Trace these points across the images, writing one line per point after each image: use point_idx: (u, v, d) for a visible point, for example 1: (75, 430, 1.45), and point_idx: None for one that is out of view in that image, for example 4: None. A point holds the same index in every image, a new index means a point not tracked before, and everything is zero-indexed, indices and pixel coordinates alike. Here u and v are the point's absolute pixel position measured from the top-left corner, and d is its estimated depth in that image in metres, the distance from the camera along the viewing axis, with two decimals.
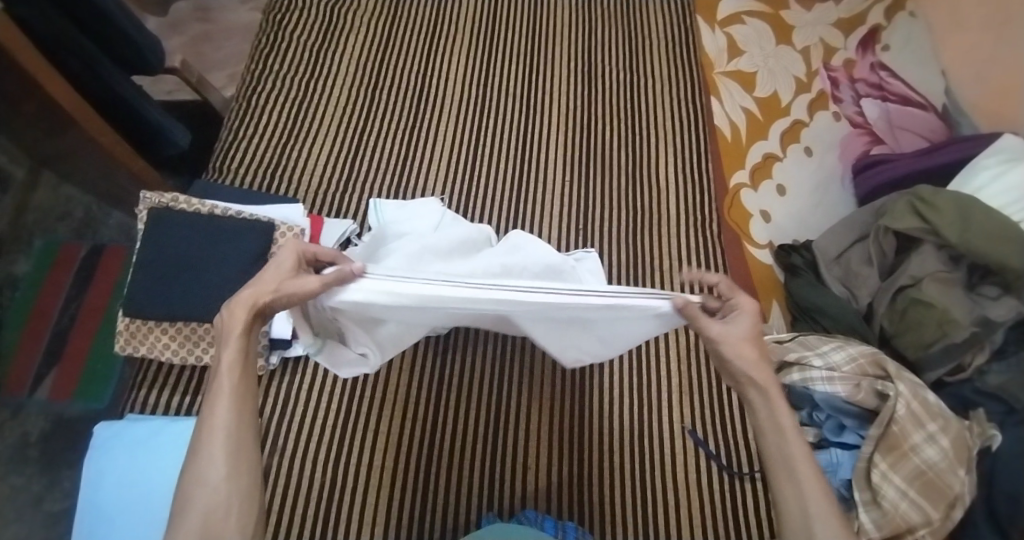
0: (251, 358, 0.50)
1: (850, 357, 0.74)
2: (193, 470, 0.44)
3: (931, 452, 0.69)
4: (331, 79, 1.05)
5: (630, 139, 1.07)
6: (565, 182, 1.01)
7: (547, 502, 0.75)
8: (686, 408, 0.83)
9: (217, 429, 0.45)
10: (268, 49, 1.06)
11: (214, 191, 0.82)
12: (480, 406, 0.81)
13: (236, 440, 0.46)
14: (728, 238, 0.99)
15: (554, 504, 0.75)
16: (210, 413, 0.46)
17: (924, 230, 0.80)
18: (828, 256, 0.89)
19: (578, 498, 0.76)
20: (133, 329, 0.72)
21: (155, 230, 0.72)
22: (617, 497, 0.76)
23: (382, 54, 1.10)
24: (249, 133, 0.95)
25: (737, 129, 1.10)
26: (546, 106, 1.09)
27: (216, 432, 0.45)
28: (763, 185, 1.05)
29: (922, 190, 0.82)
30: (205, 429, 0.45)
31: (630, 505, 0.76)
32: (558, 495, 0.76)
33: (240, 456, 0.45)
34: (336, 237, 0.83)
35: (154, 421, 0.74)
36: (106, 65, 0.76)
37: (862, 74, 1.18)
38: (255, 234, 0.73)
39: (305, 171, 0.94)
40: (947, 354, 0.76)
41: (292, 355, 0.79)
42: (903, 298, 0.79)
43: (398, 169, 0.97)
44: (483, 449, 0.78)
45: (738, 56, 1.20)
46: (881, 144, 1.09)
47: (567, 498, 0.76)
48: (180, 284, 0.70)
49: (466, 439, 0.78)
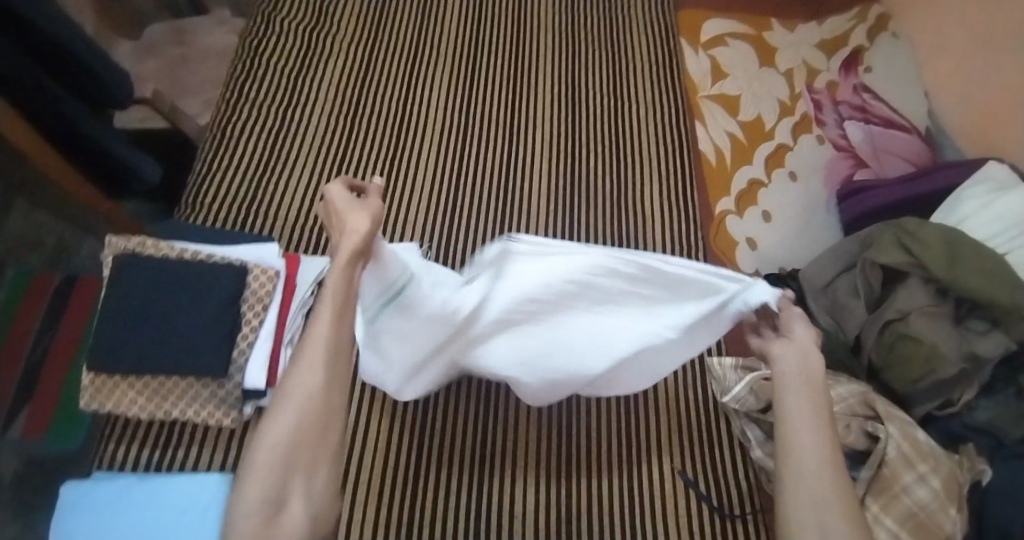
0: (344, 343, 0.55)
1: (840, 398, 0.73)
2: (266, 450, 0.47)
3: (922, 492, 0.67)
4: (309, 107, 1.02)
5: (615, 166, 1.06)
6: (549, 211, 0.99)
7: None
8: (674, 448, 0.83)
9: (322, 337, 0.53)
10: (243, 77, 1.03)
11: (184, 232, 0.79)
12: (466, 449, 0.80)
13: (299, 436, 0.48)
14: (715, 267, 0.98)
15: None
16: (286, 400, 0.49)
17: (911, 264, 0.79)
18: (816, 286, 0.88)
19: None
20: (99, 383, 0.68)
21: (120, 278, 0.69)
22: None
23: (361, 81, 1.07)
24: (222, 166, 0.92)
25: (721, 154, 1.09)
26: (530, 133, 1.08)
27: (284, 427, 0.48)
28: (749, 212, 1.03)
29: (907, 223, 0.82)
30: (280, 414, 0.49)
31: None
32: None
33: (336, 375, 0.52)
34: (314, 276, 0.80)
35: (124, 478, 0.71)
36: (66, 101, 0.73)
37: (846, 96, 1.18)
38: (228, 280, 0.71)
39: (282, 205, 0.91)
40: (937, 389, 0.75)
41: (266, 405, 0.76)
42: (891, 332, 0.78)
43: (378, 201, 0.95)
44: (468, 496, 0.76)
45: (721, 79, 1.19)
46: (865, 167, 1.09)
47: None
48: (146, 336, 0.67)
49: (452, 484, 0.77)
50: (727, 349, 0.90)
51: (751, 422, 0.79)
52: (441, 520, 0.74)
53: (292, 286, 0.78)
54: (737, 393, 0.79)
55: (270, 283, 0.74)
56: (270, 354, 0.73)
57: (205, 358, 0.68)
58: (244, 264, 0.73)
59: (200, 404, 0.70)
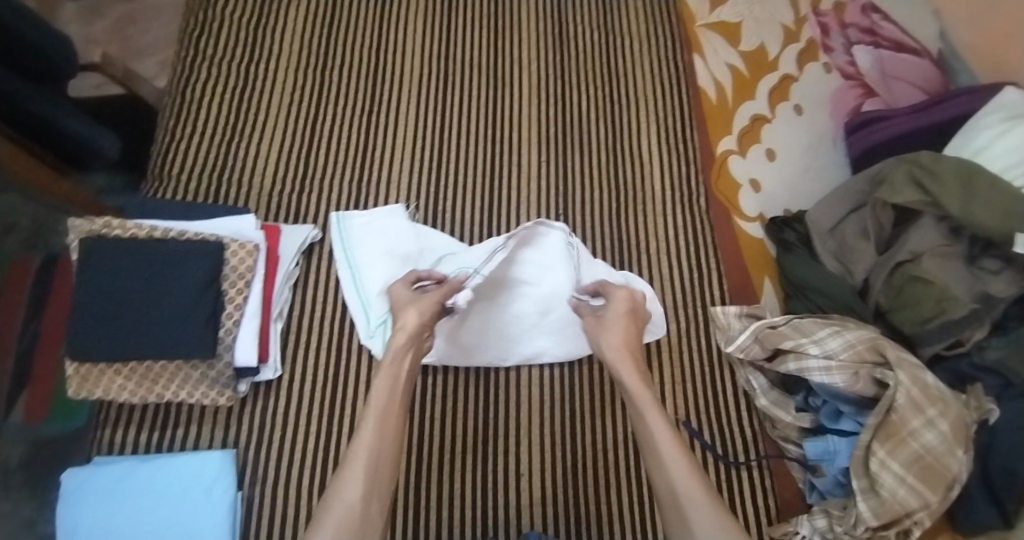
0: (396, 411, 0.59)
1: (848, 344, 0.70)
2: (325, 513, 0.49)
3: (930, 437, 0.65)
4: (276, 61, 0.94)
5: (609, 108, 1.00)
6: (542, 161, 0.94)
7: (545, 511, 0.73)
8: (679, 399, 0.82)
9: (363, 447, 0.54)
10: (200, 30, 0.94)
11: (154, 209, 0.74)
12: (467, 415, 0.78)
13: (359, 504, 0.50)
14: (716, 212, 0.94)
15: (554, 514, 0.73)
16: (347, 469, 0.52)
17: (924, 202, 0.75)
18: (823, 228, 0.85)
19: (579, 504, 0.73)
20: (84, 372, 0.66)
21: (90, 262, 0.65)
22: (616, 502, 0.73)
23: (330, 27, 0.99)
24: (190, 132, 0.86)
25: (722, 90, 1.03)
26: (516, 76, 1.00)
27: (343, 501, 0.50)
28: (751, 151, 0.98)
29: (922, 156, 0.77)
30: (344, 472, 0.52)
31: (632, 506, 0.73)
32: (558, 503, 0.73)
33: (378, 476, 0.53)
34: (297, 248, 0.79)
35: (125, 463, 0.70)
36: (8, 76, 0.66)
37: (854, 18, 1.10)
38: (204, 258, 0.67)
39: (258, 171, 0.86)
40: (946, 331, 0.72)
41: (262, 380, 0.75)
42: (901, 275, 0.76)
43: (360, 161, 0.89)
44: (474, 459, 0.75)
45: (721, 5, 1.10)
46: (874, 96, 1.03)
47: (568, 507, 0.73)
48: (126, 321, 0.64)
49: (455, 450, 0.76)
50: (731, 298, 0.88)
51: (756, 370, 0.81)
52: (446, 487, 0.73)
53: (275, 259, 0.75)
54: (741, 344, 0.78)
55: (250, 258, 0.70)
56: (259, 330, 0.71)
57: (184, 343, 0.64)
58: (219, 239, 0.69)
59: (192, 386, 0.68)
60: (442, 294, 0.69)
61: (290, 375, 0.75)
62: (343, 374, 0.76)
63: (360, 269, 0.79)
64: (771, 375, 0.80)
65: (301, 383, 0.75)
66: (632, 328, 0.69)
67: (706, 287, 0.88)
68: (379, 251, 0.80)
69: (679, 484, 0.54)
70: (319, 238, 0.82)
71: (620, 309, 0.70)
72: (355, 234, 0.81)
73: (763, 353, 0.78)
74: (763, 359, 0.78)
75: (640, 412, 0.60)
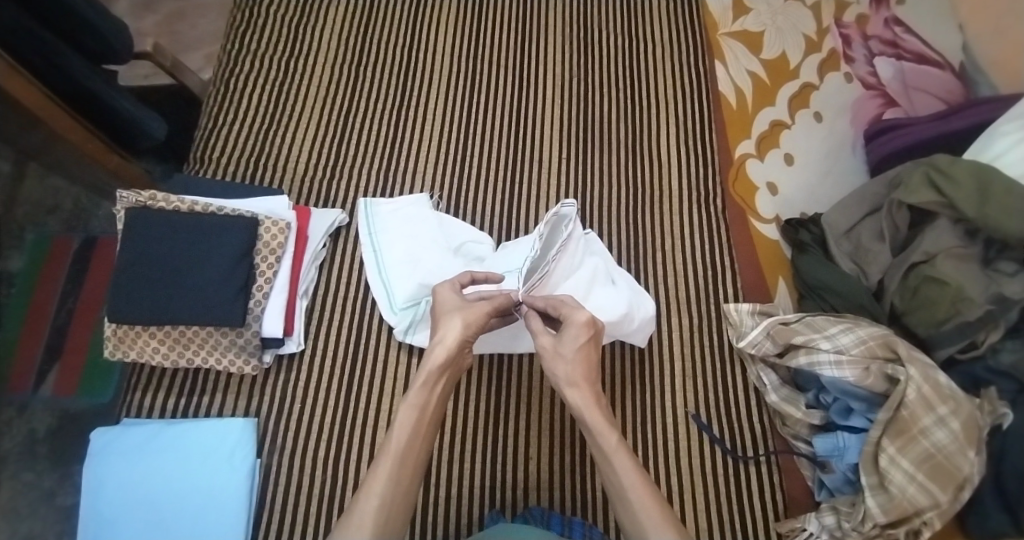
0: (417, 453, 0.56)
1: (859, 339, 0.72)
2: None
3: (940, 435, 0.65)
4: (314, 57, 0.99)
5: (630, 111, 1.02)
6: (562, 159, 0.97)
7: (551, 496, 0.74)
8: (689, 393, 0.83)
9: (375, 493, 0.52)
10: (244, 27, 1.00)
11: (195, 186, 0.79)
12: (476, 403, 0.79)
13: None
14: (733, 214, 0.95)
15: (559, 500, 0.74)
16: (355, 513, 0.51)
17: (940, 203, 0.76)
18: (838, 230, 0.86)
19: (584, 493, 0.74)
20: (121, 334, 0.71)
21: (134, 230, 0.69)
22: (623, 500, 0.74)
23: (365, 27, 1.04)
24: (230, 120, 0.92)
25: (742, 96, 1.05)
26: (540, 78, 1.03)
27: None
28: (769, 155, 1.00)
29: (939, 159, 0.77)
30: (349, 523, 0.50)
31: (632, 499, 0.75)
32: (564, 490, 0.74)
33: (390, 522, 0.51)
34: (325, 229, 0.82)
35: (153, 424, 0.73)
36: (68, 56, 0.72)
37: (876, 30, 1.11)
38: (239, 231, 0.71)
39: (291, 159, 0.90)
40: (960, 333, 0.72)
41: (286, 353, 0.78)
42: (916, 275, 0.76)
43: (387, 153, 0.93)
44: (484, 441, 0.77)
45: (744, 14, 1.13)
46: (895, 106, 1.04)
47: (573, 496, 0.74)
48: (162, 286, 0.68)
49: (466, 433, 0.77)
50: (744, 296, 0.89)
51: (768, 366, 0.81)
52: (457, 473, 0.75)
53: (304, 238, 0.79)
54: (753, 339, 0.79)
55: (282, 235, 0.74)
56: (286, 303, 0.74)
57: (216, 310, 0.68)
58: (253, 215, 0.73)
59: (220, 352, 0.72)
60: (492, 304, 0.66)
61: (312, 350, 0.79)
62: (363, 352, 0.79)
63: (384, 252, 0.82)
64: (782, 372, 0.81)
65: (322, 358, 0.79)
66: (588, 353, 0.63)
67: (720, 284, 0.90)
68: (402, 237, 0.83)
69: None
70: (346, 222, 0.86)
71: (579, 332, 0.63)
72: (381, 220, 0.85)
73: (774, 349, 0.78)
74: (773, 354, 0.79)
75: (606, 456, 0.57)
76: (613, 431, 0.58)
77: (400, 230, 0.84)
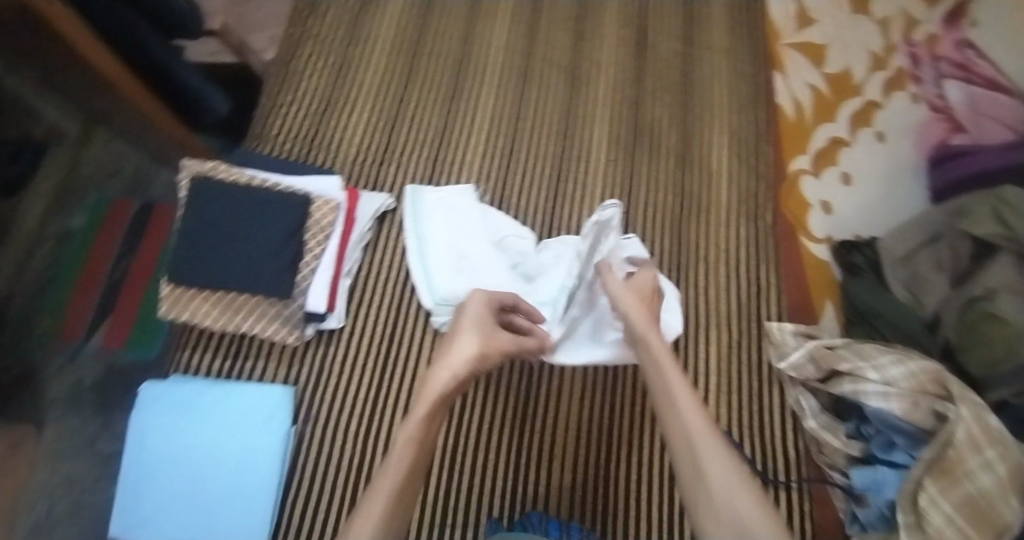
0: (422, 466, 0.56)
1: (910, 373, 0.68)
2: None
3: (987, 482, 0.62)
4: (372, 43, 1.01)
5: (682, 117, 1.00)
6: (609, 161, 0.96)
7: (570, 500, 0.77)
8: (723, 408, 0.82)
9: (383, 495, 0.51)
10: (308, 10, 1.03)
11: (253, 160, 0.82)
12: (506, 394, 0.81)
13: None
14: (783, 230, 0.93)
15: (576, 506, 0.77)
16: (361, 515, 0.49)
17: (1005, 238, 0.73)
18: (894, 256, 0.83)
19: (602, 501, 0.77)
20: (176, 295, 0.74)
21: (195, 198, 0.72)
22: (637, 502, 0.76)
23: (424, 16, 1.05)
24: (291, 100, 0.94)
25: (801, 110, 1.02)
26: (593, 78, 1.03)
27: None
28: (826, 174, 0.97)
29: (1008, 192, 0.74)
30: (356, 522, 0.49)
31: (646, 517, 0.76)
32: (582, 494, 0.77)
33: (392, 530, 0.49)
34: (372, 212, 0.84)
35: (199, 383, 0.76)
36: (144, 32, 0.75)
37: (948, 51, 1.06)
38: (293, 209, 0.73)
39: (344, 141, 0.92)
40: (1019, 376, 0.68)
41: (326, 328, 0.80)
42: (974, 311, 0.73)
43: (437, 142, 0.94)
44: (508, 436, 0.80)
45: (808, 26, 1.09)
46: (963, 132, 0.98)
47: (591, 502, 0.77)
48: (216, 255, 0.71)
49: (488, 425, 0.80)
50: (788, 316, 0.87)
51: (808, 390, 0.79)
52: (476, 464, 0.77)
53: (352, 220, 0.81)
54: (795, 361, 0.78)
55: (331, 213, 0.76)
56: (331, 281, 0.76)
57: (267, 281, 0.72)
58: (306, 193, 0.75)
59: (266, 321, 0.74)
60: (515, 341, 0.67)
61: (350, 328, 0.81)
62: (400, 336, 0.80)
63: (428, 240, 0.83)
64: (822, 398, 0.79)
65: (359, 338, 0.80)
66: (653, 301, 0.72)
67: (764, 301, 0.88)
68: (448, 227, 0.84)
69: (745, 521, 0.46)
70: (392, 207, 0.87)
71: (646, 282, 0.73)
72: (427, 208, 0.86)
73: (818, 373, 0.77)
74: (817, 379, 0.77)
75: (692, 439, 0.54)
76: (699, 415, 0.56)
77: (446, 222, 0.84)
